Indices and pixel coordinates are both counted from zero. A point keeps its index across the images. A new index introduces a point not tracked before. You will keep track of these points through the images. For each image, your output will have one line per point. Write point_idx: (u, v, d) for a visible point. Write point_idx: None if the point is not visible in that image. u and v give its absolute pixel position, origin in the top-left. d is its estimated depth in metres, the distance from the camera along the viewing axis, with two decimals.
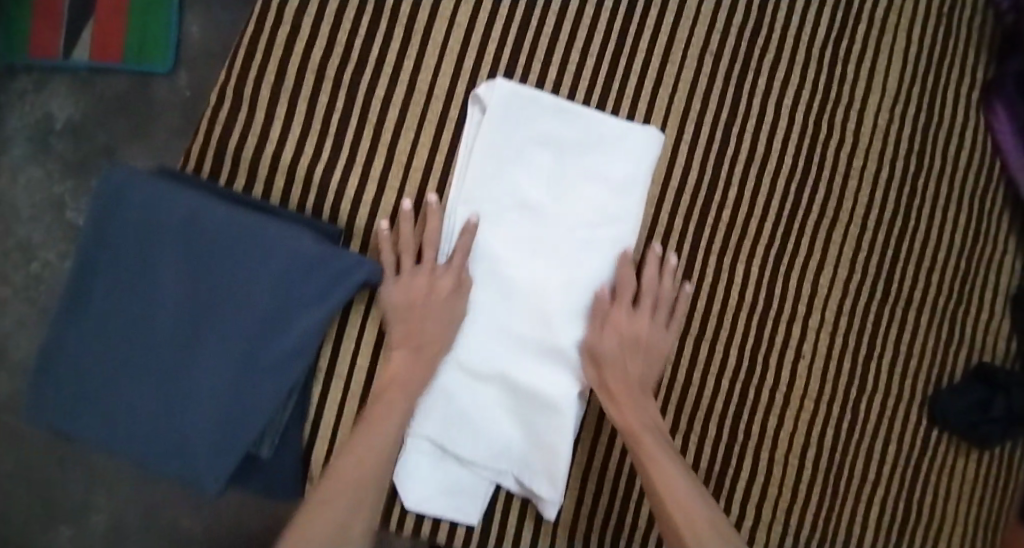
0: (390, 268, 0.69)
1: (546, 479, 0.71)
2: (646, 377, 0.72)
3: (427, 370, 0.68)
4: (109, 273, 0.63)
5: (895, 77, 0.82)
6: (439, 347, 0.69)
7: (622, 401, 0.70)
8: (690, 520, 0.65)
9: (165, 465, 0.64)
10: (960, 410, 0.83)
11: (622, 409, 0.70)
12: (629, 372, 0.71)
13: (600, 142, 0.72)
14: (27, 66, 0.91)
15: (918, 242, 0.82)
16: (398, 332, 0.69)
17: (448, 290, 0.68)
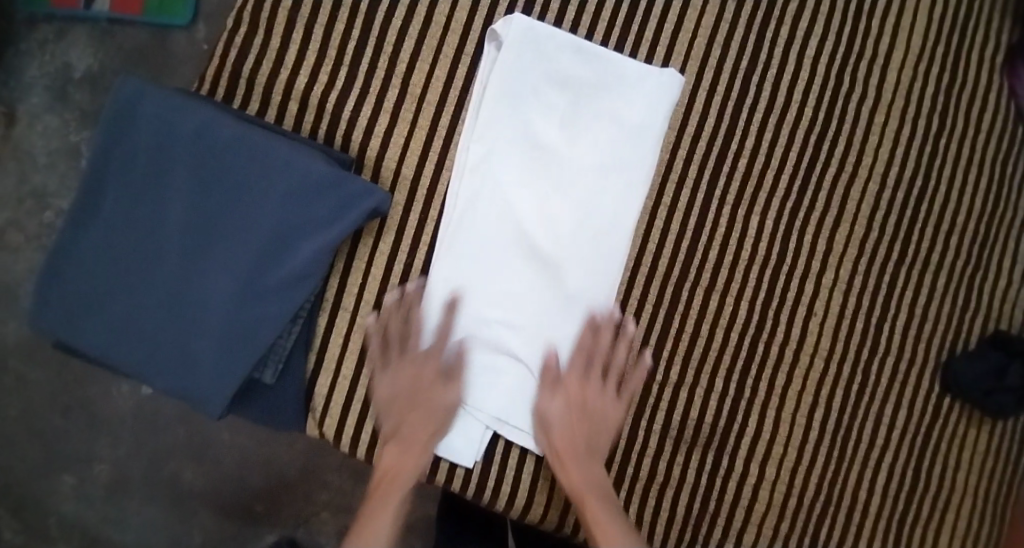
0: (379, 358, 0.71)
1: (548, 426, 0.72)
2: (598, 441, 0.71)
3: (420, 456, 0.70)
4: (121, 182, 0.64)
5: (920, 33, 0.81)
6: (431, 432, 0.70)
7: (569, 465, 0.70)
8: None
9: (164, 377, 0.63)
10: (976, 376, 0.81)
11: (568, 474, 0.70)
12: (577, 436, 0.71)
13: (615, 81, 0.73)
14: (48, 16, 1.03)
15: (937, 202, 0.81)
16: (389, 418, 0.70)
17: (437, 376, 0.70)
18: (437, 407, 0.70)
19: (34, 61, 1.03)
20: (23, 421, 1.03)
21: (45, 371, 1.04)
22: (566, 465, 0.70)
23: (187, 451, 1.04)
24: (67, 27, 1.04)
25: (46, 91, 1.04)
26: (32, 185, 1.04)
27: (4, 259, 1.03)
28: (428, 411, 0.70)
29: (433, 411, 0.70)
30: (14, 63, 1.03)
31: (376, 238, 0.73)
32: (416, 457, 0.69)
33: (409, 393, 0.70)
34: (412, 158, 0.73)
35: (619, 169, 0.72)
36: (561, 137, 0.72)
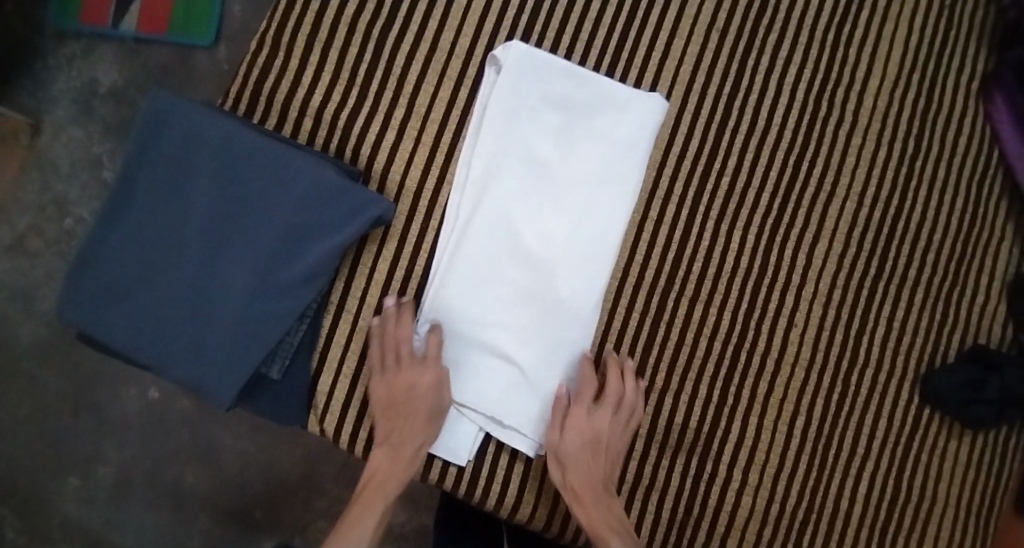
0: (378, 366, 0.74)
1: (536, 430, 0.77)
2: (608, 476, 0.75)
3: (409, 462, 0.73)
4: (146, 185, 0.69)
5: (895, 61, 0.86)
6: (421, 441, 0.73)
7: (586, 498, 0.73)
8: None
9: (179, 369, 0.68)
10: (954, 389, 0.84)
11: (585, 506, 0.73)
12: (591, 469, 0.74)
13: (606, 105, 0.78)
14: (78, 34, 1.10)
15: (914, 221, 0.85)
16: (383, 423, 0.74)
17: (429, 386, 0.73)
18: (427, 415, 0.73)
19: (61, 76, 1.09)
20: (37, 418, 1.08)
21: (60, 370, 1.08)
22: (583, 498, 0.73)
23: (193, 451, 1.08)
24: (95, 45, 1.10)
25: (72, 104, 1.09)
26: (54, 194, 1.09)
27: (26, 262, 1.09)
28: (416, 422, 0.73)
29: (424, 419, 0.73)
30: (42, 77, 1.09)
31: (380, 245, 0.77)
32: (406, 463, 0.73)
33: (400, 403, 0.73)
34: (414, 171, 0.78)
35: (608, 186, 0.78)
36: (555, 155, 0.77)
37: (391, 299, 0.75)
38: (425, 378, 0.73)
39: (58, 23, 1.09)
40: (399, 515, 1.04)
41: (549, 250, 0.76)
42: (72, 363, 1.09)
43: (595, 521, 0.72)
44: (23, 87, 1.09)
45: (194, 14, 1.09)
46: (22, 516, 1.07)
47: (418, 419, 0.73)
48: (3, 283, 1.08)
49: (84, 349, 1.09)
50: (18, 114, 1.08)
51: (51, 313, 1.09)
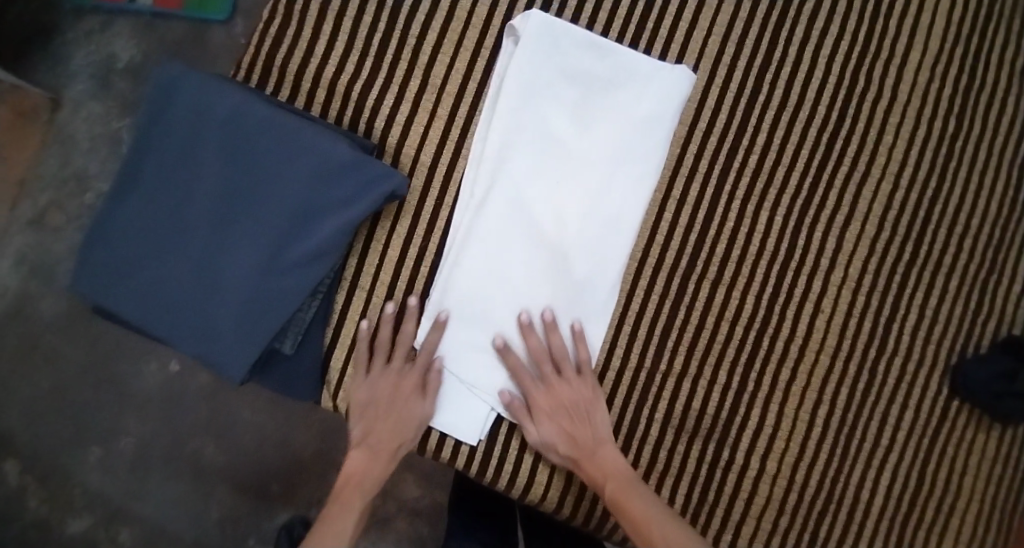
0: (362, 364, 0.75)
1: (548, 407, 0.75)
2: (594, 428, 0.75)
3: (381, 464, 0.75)
4: (159, 158, 0.68)
5: (937, 36, 0.82)
6: (394, 445, 0.74)
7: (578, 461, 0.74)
8: (664, 532, 0.69)
9: (192, 344, 0.67)
10: (985, 380, 0.81)
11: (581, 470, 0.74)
12: (573, 432, 0.74)
13: (628, 78, 0.76)
14: (94, 7, 1.09)
15: (951, 205, 0.82)
16: (359, 422, 0.75)
17: (410, 390, 0.74)
18: (404, 420, 0.74)
19: (79, 49, 1.09)
20: (56, 391, 1.09)
21: (79, 344, 1.09)
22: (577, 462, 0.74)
23: (209, 425, 1.08)
24: (114, 17, 1.09)
25: (90, 78, 1.09)
26: (74, 167, 1.09)
27: (45, 236, 1.09)
28: (399, 424, 0.74)
29: (400, 423, 0.74)
30: (62, 49, 1.09)
31: (393, 220, 0.75)
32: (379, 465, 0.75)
33: (384, 406, 0.74)
34: (429, 145, 0.76)
35: (629, 161, 0.75)
36: (574, 129, 0.75)
37: (390, 305, 0.74)
38: (407, 385, 0.74)
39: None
40: (413, 493, 1.04)
41: (566, 227, 0.75)
42: (91, 337, 1.09)
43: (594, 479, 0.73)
44: (42, 60, 1.09)
45: None
46: (41, 486, 1.08)
47: (395, 423, 0.74)
48: (24, 257, 1.09)
49: (101, 323, 1.09)
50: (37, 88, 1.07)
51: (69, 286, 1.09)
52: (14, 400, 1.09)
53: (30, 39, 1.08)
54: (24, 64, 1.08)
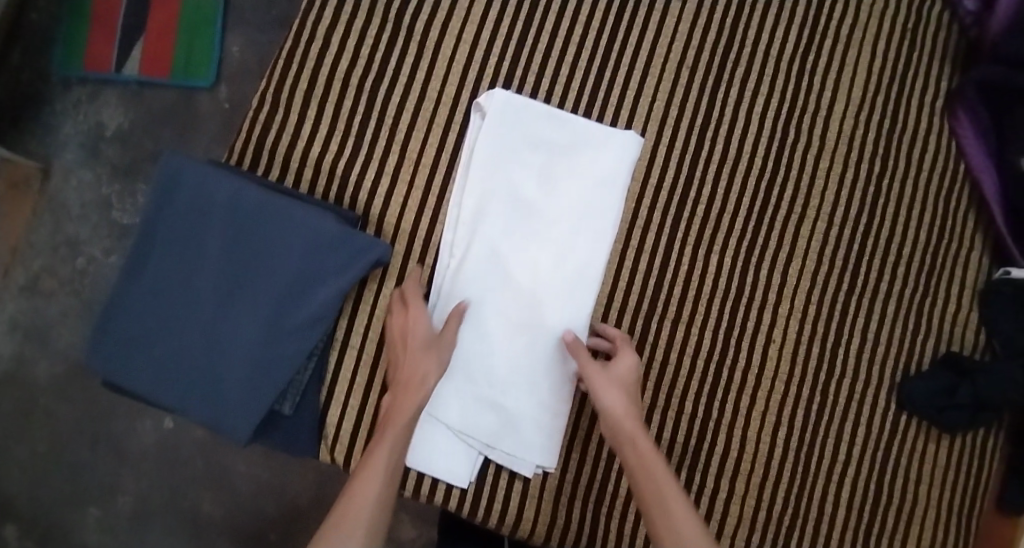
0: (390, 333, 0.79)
1: (530, 448, 0.82)
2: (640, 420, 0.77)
3: (403, 401, 0.74)
4: (162, 242, 0.74)
5: (859, 87, 0.91)
6: (411, 376, 0.75)
7: (636, 434, 0.74)
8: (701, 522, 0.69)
9: (201, 412, 0.73)
10: (927, 395, 0.88)
11: (635, 443, 0.73)
12: (634, 407, 0.77)
13: (585, 144, 0.83)
14: (81, 79, 1.15)
15: (882, 236, 0.90)
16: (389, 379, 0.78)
17: (419, 320, 0.77)
18: (416, 349, 0.76)
19: (68, 121, 1.14)
20: (56, 450, 1.13)
21: (77, 405, 1.13)
22: (633, 436, 0.73)
23: (208, 478, 1.13)
24: (100, 88, 1.15)
25: (79, 148, 1.14)
26: (67, 235, 1.14)
27: (39, 302, 1.13)
28: (414, 354, 0.76)
29: (414, 353, 0.76)
30: (51, 122, 1.14)
31: (379, 284, 0.82)
32: (402, 401, 0.74)
33: (402, 344, 0.77)
34: (409, 213, 0.83)
35: (591, 219, 0.83)
36: (540, 193, 0.82)
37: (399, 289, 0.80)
38: (417, 318, 0.77)
39: (66, 69, 1.14)
40: (408, 531, 1.09)
41: (538, 282, 0.81)
42: (88, 399, 1.13)
43: (648, 455, 0.72)
44: (32, 133, 1.14)
45: (195, 55, 1.14)
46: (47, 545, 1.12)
47: (411, 355, 0.76)
48: (18, 322, 1.13)
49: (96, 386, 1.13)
50: (28, 159, 1.13)
51: (65, 352, 1.13)
52: (16, 462, 1.12)
53: (21, 114, 1.14)
54: (17, 139, 1.14)
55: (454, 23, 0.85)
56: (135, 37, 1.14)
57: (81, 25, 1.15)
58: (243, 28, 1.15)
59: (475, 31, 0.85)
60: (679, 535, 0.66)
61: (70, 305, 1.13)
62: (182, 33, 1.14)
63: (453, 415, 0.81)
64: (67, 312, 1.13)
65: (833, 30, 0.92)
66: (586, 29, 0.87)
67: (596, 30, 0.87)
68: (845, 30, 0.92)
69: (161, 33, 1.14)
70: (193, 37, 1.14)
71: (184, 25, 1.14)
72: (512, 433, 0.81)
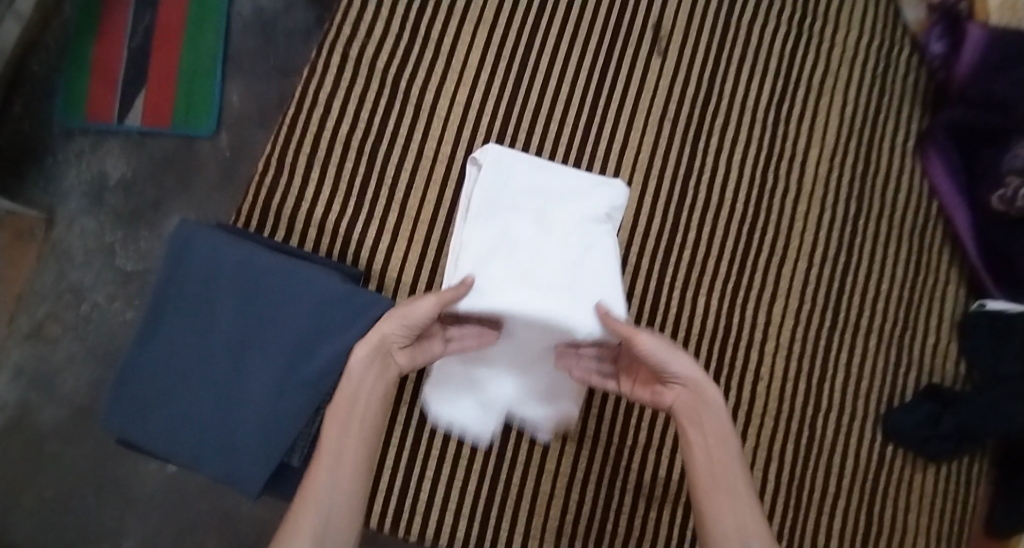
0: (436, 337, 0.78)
1: (552, 413, 0.82)
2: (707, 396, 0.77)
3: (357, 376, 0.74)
4: (175, 306, 0.77)
5: (832, 133, 0.96)
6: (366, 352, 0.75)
7: (717, 411, 0.74)
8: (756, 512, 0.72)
9: (213, 467, 0.75)
10: (912, 425, 0.91)
11: (719, 420, 0.74)
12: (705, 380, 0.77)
13: (578, 190, 0.81)
14: (83, 129, 1.14)
15: (862, 274, 0.94)
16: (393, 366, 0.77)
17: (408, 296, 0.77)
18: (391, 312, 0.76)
19: (72, 170, 1.13)
20: (58, 502, 1.07)
21: (79, 457, 1.09)
22: (715, 414, 0.74)
23: (209, 523, 1.08)
24: (103, 139, 1.14)
25: (83, 197, 1.13)
26: (70, 282, 1.12)
27: (43, 349, 1.10)
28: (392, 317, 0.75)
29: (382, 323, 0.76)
30: (54, 172, 1.13)
31: None
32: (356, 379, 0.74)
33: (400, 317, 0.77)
34: (409, 268, 0.88)
35: (596, 257, 0.78)
36: (542, 231, 0.78)
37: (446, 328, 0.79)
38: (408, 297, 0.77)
39: (66, 120, 1.13)
40: None
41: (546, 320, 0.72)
42: (83, 451, 1.09)
43: (725, 438, 0.73)
44: (34, 184, 1.13)
45: (196, 105, 1.14)
46: None
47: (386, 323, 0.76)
48: (22, 370, 1.09)
49: (93, 435, 1.09)
50: (31, 209, 1.11)
51: (59, 402, 1.09)
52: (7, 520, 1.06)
53: (22, 165, 1.12)
54: (17, 188, 1.12)
55: (448, 87, 0.91)
56: (137, 87, 1.14)
57: (82, 76, 1.14)
58: (244, 79, 1.15)
59: (467, 94, 0.91)
60: (744, 521, 0.69)
61: (62, 361, 1.10)
62: (182, 84, 1.14)
63: (475, 389, 0.79)
64: (64, 364, 1.10)
65: (805, 79, 0.96)
66: (573, 86, 0.93)
67: (580, 90, 0.93)
68: (815, 79, 0.96)
69: (162, 84, 1.14)
70: (192, 87, 1.14)
71: (184, 76, 1.15)
72: (533, 402, 0.81)
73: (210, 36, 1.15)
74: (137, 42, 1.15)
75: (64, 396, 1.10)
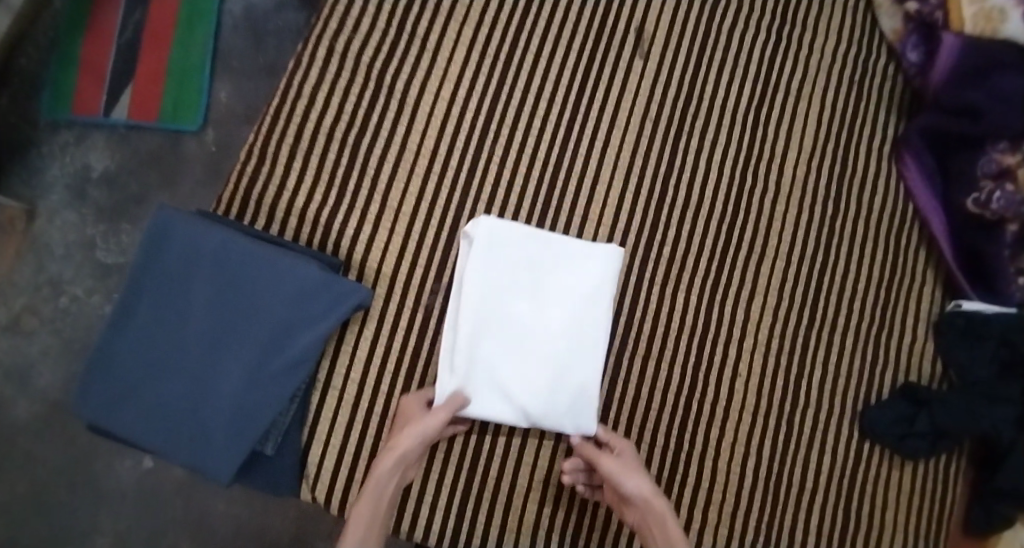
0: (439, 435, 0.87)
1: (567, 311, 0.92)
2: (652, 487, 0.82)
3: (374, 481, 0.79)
4: (153, 291, 0.79)
5: (810, 135, 0.97)
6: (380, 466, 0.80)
7: (664, 518, 0.78)
8: None
9: (188, 452, 0.76)
10: (888, 422, 0.92)
11: (652, 506, 0.79)
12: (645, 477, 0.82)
13: (566, 260, 0.88)
14: (68, 122, 1.13)
15: (838, 273, 0.95)
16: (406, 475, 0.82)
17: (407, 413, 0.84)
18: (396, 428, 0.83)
19: (55, 162, 1.13)
20: (32, 496, 1.06)
21: (55, 452, 1.08)
22: (662, 519, 0.78)
23: (187, 520, 1.07)
24: (87, 132, 1.14)
25: (66, 190, 1.12)
26: (49, 275, 1.11)
27: (21, 341, 1.09)
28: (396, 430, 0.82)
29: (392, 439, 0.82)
30: (37, 164, 1.12)
31: (361, 325, 0.87)
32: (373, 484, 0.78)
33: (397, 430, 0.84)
34: (389, 259, 0.88)
35: (583, 342, 0.87)
36: (529, 320, 0.87)
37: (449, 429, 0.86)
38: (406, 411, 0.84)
39: (51, 113, 1.13)
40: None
41: (532, 400, 0.85)
42: (59, 445, 1.08)
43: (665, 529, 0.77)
44: (16, 175, 1.12)
45: (183, 101, 1.14)
46: None
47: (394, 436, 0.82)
48: None
49: (70, 428, 1.08)
50: (13, 200, 1.10)
51: (35, 395, 1.08)
52: None
53: (5, 155, 1.12)
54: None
55: (433, 82, 0.92)
56: (124, 81, 1.14)
57: (68, 69, 1.14)
58: (232, 76, 1.16)
59: (451, 89, 0.92)
60: None
61: (40, 354, 1.09)
62: (170, 79, 1.14)
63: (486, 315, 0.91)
64: (41, 357, 1.09)
65: (784, 82, 0.98)
66: (555, 86, 0.94)
67: (565, 87, 0.94)
68: (794, 82, 0.98)
69: (150, 80, 1.14)
70: (179, 83, 1.14)
71: (173, 72, 1.14)
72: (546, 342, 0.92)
73: (200, 32, 1.16)
74: (126, 37, 1.15)
75: (40, 390, 1.08)
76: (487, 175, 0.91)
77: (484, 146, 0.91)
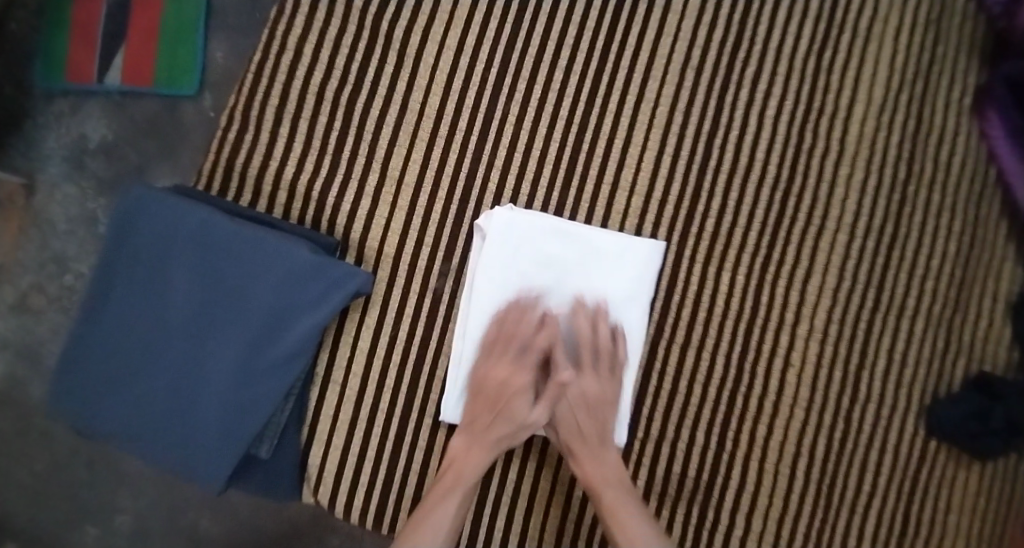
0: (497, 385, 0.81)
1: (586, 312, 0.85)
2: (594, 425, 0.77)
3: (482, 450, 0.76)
4: (129, 279, 0.71)
5: (881, 87, 0.84)
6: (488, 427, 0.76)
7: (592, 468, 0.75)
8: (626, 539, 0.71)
9: (176, 459, 0.70)
10: (959, 419, 0.81)
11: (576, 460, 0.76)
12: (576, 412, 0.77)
13: (594, 253, 0.79)
14: (64, 90, 1.03)
15: (910, 250, 0.84)
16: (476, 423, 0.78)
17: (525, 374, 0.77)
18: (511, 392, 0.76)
19: (51, 134, 1.03)
20: (38, 490, 0.99)
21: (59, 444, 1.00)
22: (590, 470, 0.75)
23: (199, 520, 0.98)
24: (83, 99, 1.03)
25: (63, 162, 1.03)
26: (51, 252, 1.02)
27: (28, 322, 1.01)
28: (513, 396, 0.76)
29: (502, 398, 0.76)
30: (32, 135, 1.03)
31: (362, 312, 0.82)
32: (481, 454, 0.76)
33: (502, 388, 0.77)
34: (390, 237, 0.82)
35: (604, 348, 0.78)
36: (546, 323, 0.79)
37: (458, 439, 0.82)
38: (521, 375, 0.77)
39: (45, 82, 1.02)
40: None
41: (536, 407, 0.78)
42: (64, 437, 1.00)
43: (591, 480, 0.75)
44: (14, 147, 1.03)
45: (178, 63, 1.02)
46: None
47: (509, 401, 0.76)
48: (7, 342, 1.01)
49: None
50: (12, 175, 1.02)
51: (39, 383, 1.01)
52: None
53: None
54: None
55: (436, 29, 0.84)
56: (117, 42, 1.02)
57: (60, 33, 1.03)
58: (228, 30, 1.02)
59: (458, 37, 0.84)
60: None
61: (44, 337, 1.01)
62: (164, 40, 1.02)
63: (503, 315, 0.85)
64: (43, 341, 1.01)
65: (851, 23, 0.85)
66: (581, 31, 0.84)
67: (592, 30, 0.84)
68: (863, 23, 0.85)
69: (143, 41, 1.02)
70: (174, 44, 1.02)
71: (166, 32, 1.02)
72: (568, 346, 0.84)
73: None
74: None
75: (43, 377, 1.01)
76: (501, 138, 0.83)
77: (497, 106, 0.83)
